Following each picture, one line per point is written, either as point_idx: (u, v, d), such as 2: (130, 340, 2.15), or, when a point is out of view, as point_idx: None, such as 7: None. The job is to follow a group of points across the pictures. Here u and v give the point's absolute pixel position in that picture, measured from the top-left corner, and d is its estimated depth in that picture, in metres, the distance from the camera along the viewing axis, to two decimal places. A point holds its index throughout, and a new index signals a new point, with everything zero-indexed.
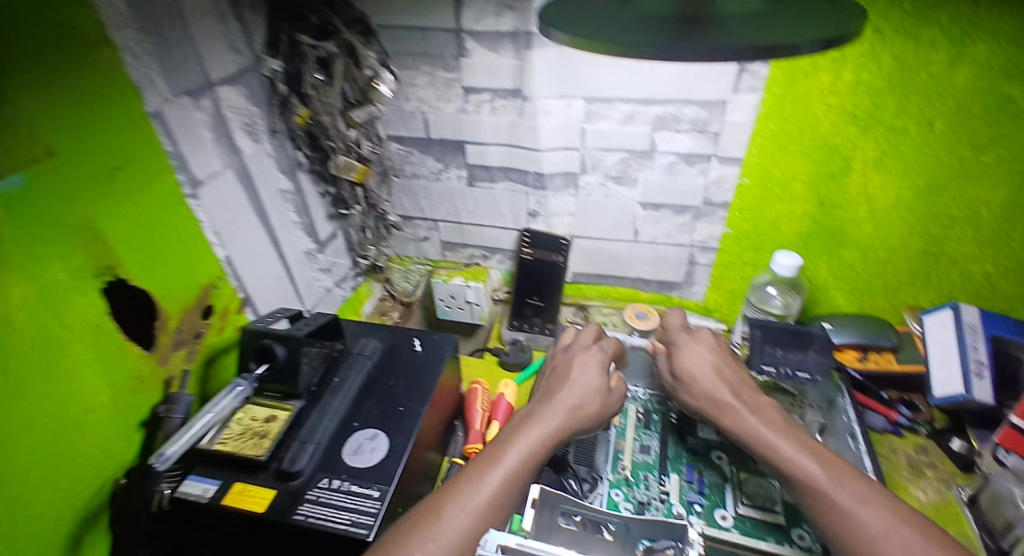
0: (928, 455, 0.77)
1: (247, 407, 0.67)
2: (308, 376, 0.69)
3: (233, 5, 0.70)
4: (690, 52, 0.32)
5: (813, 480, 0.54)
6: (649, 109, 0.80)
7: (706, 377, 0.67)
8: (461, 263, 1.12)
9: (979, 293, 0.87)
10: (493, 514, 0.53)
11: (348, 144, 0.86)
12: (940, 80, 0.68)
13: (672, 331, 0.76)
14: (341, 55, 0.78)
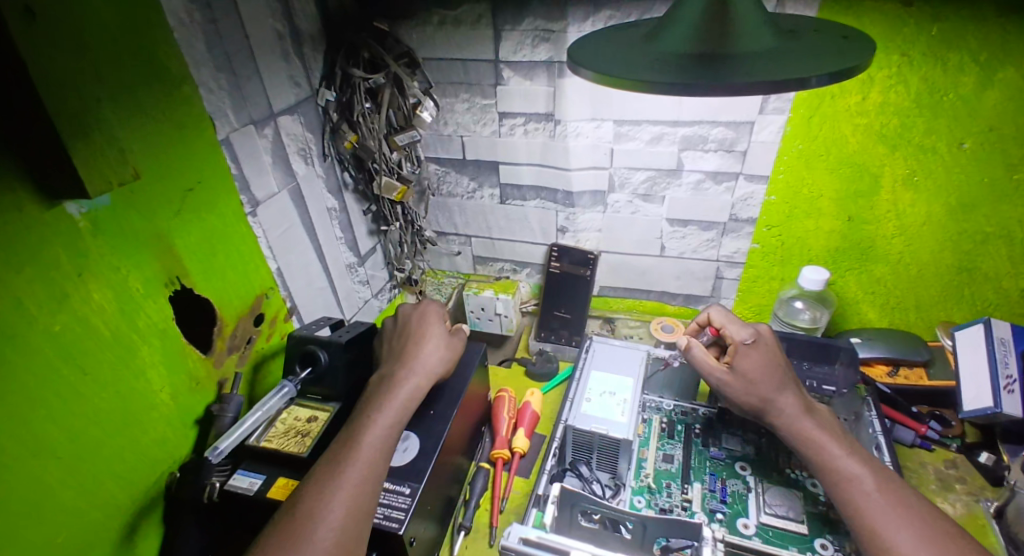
0: (957, 469, 0.77)
1: (291, 408, 0.73)
2: (346, 380, 0.75)
3: (296, 44, 0.77)
4: (704, 89, 0.37)
5: (862, 484, 0.55)
6: (677, 130, 0.83)
7: (770, 377, 0.66)
8: (492, 276, 1.16)
9: (1014, 309, 0.86)
10: (366, 490, 0.55)
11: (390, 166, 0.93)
12: (970, 101, 0.70)
13: (731, 326, 0.73)
14: (388, 85, 0.86)
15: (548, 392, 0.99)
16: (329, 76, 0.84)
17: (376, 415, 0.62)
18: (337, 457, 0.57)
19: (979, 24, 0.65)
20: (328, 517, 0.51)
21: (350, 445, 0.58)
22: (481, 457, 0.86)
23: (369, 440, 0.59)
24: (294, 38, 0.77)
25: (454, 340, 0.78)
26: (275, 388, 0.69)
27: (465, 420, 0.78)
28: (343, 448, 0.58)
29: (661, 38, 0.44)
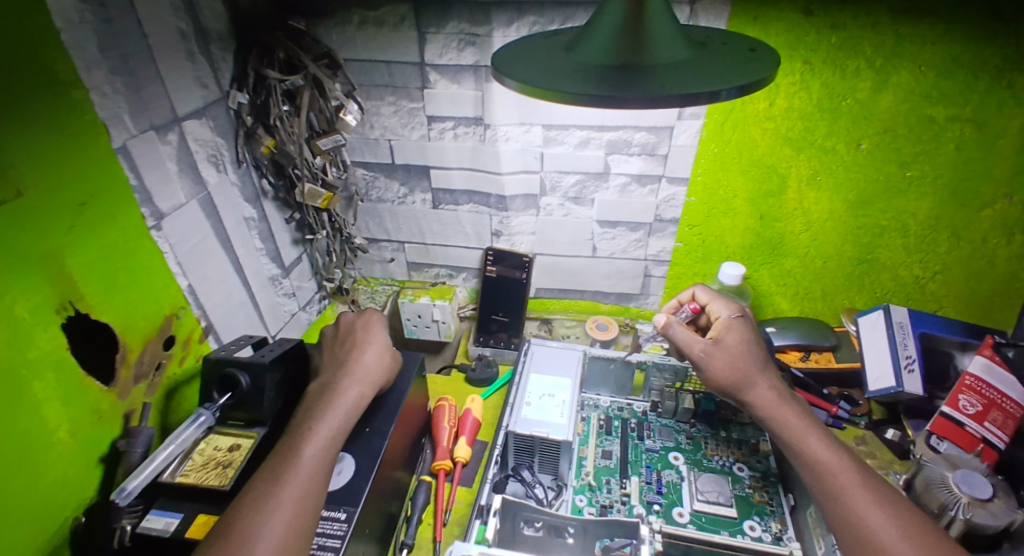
0: (867, 445, 0.84)
1: (210, 437, 0.68)
2: (272, 402, 0.69)
3: (202, 42, 0.71)
4: (620, 101, 0.38)
5: (838, 468, 0.57)
6: (602, 135, 0.86)
7: (751, 352, 0.68)
8: (427, 282, 1.14)
9: (910, 295, 0.95)
10: (310, 504, 0.52)
11: (314, 171, 0.88)
12: (867, 104, 0.76)
13: (718, 304, 0.76)
14: (308, 87, 0.81)
15: (489, 397, 0.98)
16: (240, 78, 0.78)
17: (317, 425, 0.59)
18: (276, 469, 0.53)
19: (872, 34, 0.71)
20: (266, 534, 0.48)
21: (288, 457, 0.55)
22: (422, 470, 0.84)
23: (309, 451, 0.56)
24: (199, 36, 0.71)
25: (396, 350, 0.76)
26: (188, 418, 0.64)
27: (404, 433, 0.76)
28: (281, 461, 0.54)
29: (581, 48, 0.45)
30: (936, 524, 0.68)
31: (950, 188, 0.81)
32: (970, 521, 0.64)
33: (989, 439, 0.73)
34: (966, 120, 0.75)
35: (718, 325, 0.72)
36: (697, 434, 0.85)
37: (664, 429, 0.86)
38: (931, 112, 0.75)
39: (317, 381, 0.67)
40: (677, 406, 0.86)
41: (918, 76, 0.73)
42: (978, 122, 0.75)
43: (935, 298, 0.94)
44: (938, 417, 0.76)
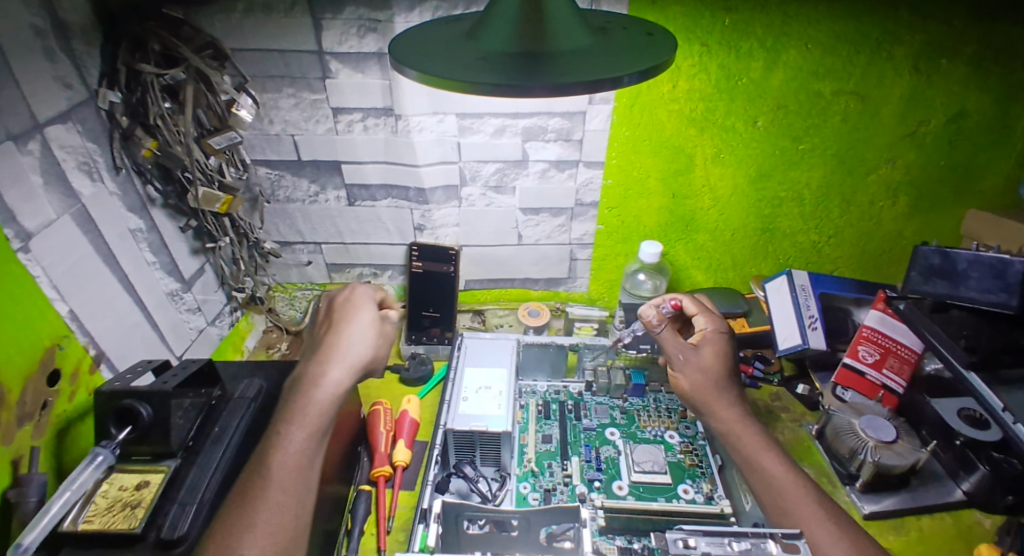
0: (780, 400, 0.93)
1: (113, 477, 0.59)
2: (182, 431, 0.62)
3: (63, 39, 0.62)
4: (523, 90, 0.37)
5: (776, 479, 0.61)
6: (518, 122, 0.85)
7: (722, 369, 0.73)
8: (351, 283, 1.08)
9: (807, 259, 1.04)
10: (284, 518, 0.51)
11: (207, 173, 0.79)
12: (760, 83, 0.81)
13: (704, 313, 0.79)
14: (191, 81, 0.73)
15: (425, 396, 0.96)
16: (110, 75, 0.68)
17: (287, 432, 0.57)
18: (245, 485, 0.53)
19: (760, 16, 0.75)
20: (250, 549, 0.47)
21: (260, 469, 0.54)
22: (360, 480, 0.80)
23: (280, 461, 0.54)
24: (59, 32, 0.61)
25: (386, 324, 0.71)
26: (86, 458, 0.58)
27: (337, 445, 0.72)
28: (252, 476, 0.53)
29: (482, 35, 0.44)
30: (846, 466, 0.78)
31: (838, 157, 0.90)
32: (877, 462, 0.73)
33: (887, 385, 0.83)
34: (848, 94, 0.83)
35: (699, 337, 0.76)
36: (630, 407, 0.88)
37: (599, 407, 0.88)
38: (814, 88, 0.82)
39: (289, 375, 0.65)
40: (610, 382, 0.89)
41: (803, 55, 0.79)
42: (859, 94, 0.83)
43: (827, 260, 1.04)
44: (841, 369, 0.86)
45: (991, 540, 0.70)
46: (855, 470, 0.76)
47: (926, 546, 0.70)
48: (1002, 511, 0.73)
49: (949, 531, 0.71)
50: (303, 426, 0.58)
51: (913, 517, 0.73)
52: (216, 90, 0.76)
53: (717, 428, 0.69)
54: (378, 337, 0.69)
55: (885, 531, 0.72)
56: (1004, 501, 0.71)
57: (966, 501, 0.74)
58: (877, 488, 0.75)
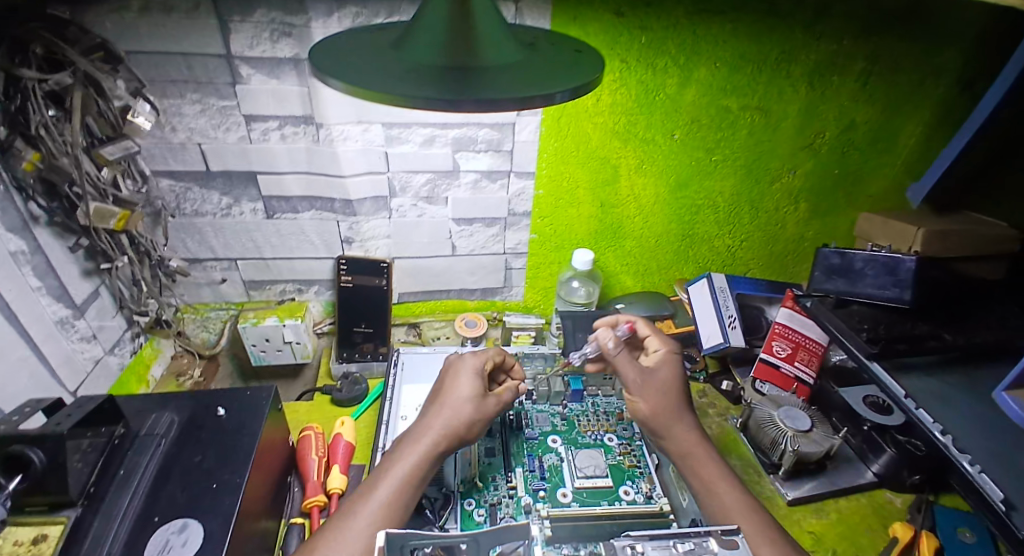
0: (707, 396, 0.99)
1: (6, 533, 0.52)
2: (79, 476, 0.55)
3: None
4: (453, 104, 0.36)
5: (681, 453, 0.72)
6: (447, 132, 0.84)
7: (678, 392, 0.77)
8: (273, 301, 1.01)
9: (724, 262, 1.12)
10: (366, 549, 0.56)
11: (99, 186, 0.71)
12: (675, 98, 0.86)
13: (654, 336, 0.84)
14: (80, 86, 0.64)
15: (359, 417, 0.91)
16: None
17: (389, 468, 0.63)
18: (348, 509, 0.60)
19: (672, 35, 0.80)
20: None
21: (360, 497, 0.61)
22: (292, 512, 0.75)
23: (372, 499, 0.60)
24: None
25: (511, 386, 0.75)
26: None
27: (264, 478, 0.66)
28: (354, 502, 0.61)
29: (408, 47, 0.42)
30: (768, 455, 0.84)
31: (746, 167, 0.97)
32: (796, 451, 0.79)
33: (799, 376, 0.91)
34: (753, 108, 0.90)
35: (651, 356, 0.82)
36: (569, 413, 0.90)
37: (540, 416, 0.89)
38: (723, 103, 0.88)
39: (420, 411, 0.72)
40: (549, 390, 0.91)
41: (713, 72, 0.84)
42: (763, 109, 0.90)
43: (741, 262, 1.12)
44: (759, 363, 0.94)
45: (902, 517, 0.79)
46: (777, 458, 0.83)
47: (844, 525, 0.77)
48: (909, 488, 0.82)
49: (864, 510, 0.79)
50: (403, 464, 0.64)
51: (832, 499, 0.81)
52: (108, 96, 0.68)
53: (673, 449, 0.72)
54: (485, 405, 0.71)
55: (809, 515, 0.78)
56: (910, 479, 0.80)
57: (877, 482, 0.82)
58: (797, 474, 0.83)
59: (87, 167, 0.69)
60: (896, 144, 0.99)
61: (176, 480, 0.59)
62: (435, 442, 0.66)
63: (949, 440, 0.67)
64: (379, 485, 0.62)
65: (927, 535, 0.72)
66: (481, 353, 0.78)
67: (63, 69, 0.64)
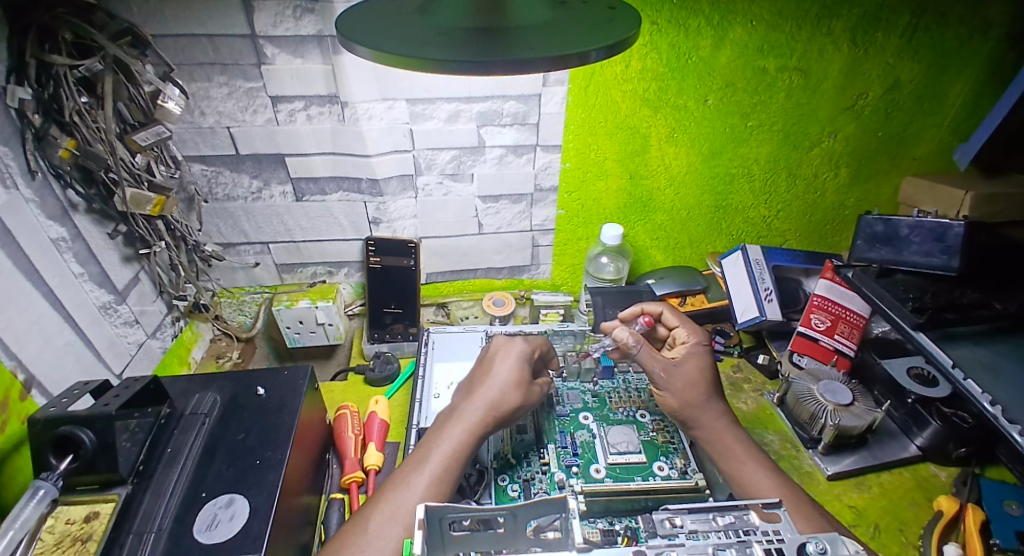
0: (742, 371, 0.96)
1: (59, 511, 0.54)
2: (129, 455, 0.57)
3: None
4: (482, 67, 0.35)
5: (712, 438, 0.71)
6: (471, 107, 0.82)
7: (707, 382, 0.76)
8: (305, 283, 1.03)
9: (759, 234, 1.08)
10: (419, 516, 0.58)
11: (134, 173, 0.72)
12: (708, 61, 0.82)
13: (686, 326, 0.83)
14: (110, 72, 0.66)
15: (392, 396, 0.93)
16: (18, 68, 0.60)
17: (440, 441, 0.65)
18: (400, 480, 0.62)
19: None
20: (391, 539, 0.55)
21: (412, 469, 0.63)
22: (331, 488, 0.77)
23: (425, 472, 0.62)
24: None
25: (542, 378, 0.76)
26: (26, 492, 0.52)
27: (303, 454, 0.68)
28: (407, 473, 0.63)
29: (434, 12, 0.41)
30: (808, 431, 0.82)
31: (783, 132, 0.92)
32: (838, 425, 0.77)
33: (838, 348, 0.88)
34: (792, 69, 0.85)
35: (681, 347, 0.80)
36: (600, 390, 0.90)
37: (571, 393, 0.89)
38: (760, 64, 0.83)
39: (461, 390, 0.74)
40: (579, 367, 0.91)
41: (749, 31, 0.80)
42: (803, 70, 0.85)
43: (778, 233, 1.08)
44: (796, 337, 0.91)
45: (946, 491, 0.76)
46: (818, 433, 0.80)
47: (887, 499, 0.75)
48: (955, 462, 0.79)
49: (907, 484, 0.77)
50: (451, 438, 0.65)
51: (874, 474, 0.78)
52: (138, 81, 0.69)
53: (705, 436, 0.72)
54: (518, 390, 0.72)
55: (851, 490, 0.76)
56: (957, 452, 0.77)
57: (921, 456, 0.79)
58: (837, 449, 0.80)
59: (121, 154, 0.70)
60: (947, 102, 0.92)
61: (222, 458, 0.61)
62: (481, 419, 0.68)
63: (998, 411, 0.64)
64: (430, 459, 0.63)
65: (973, 507, 0.69)
66: (504, 341, 0.78)
67: (93, 55, 0.65)
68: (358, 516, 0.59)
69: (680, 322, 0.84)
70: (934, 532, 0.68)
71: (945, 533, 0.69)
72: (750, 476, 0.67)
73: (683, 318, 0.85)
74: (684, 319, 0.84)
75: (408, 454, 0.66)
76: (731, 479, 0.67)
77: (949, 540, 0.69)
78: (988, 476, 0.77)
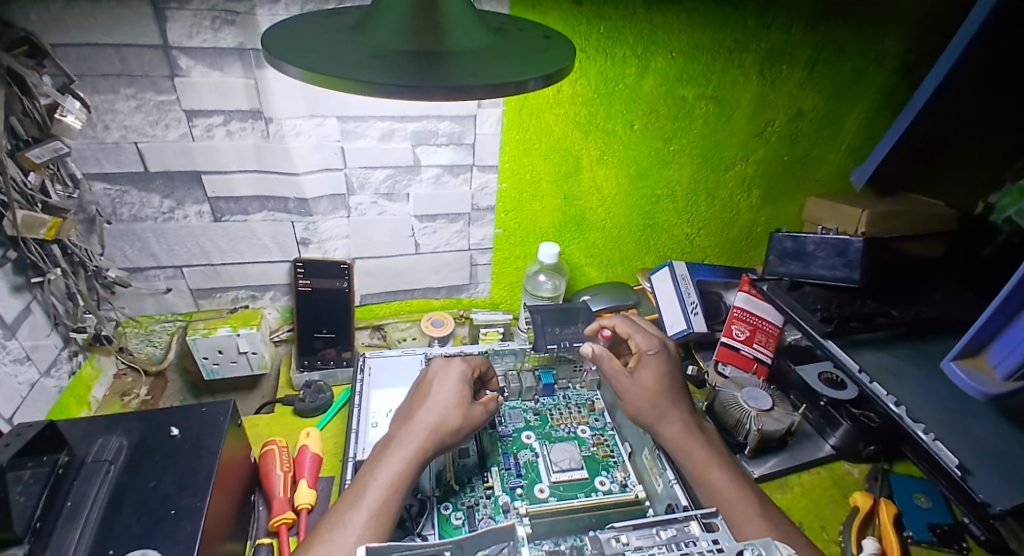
0: None
1: None
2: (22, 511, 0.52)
3: None
4: (419, 91, 0.35)
5: (676, 445, 0.73)
6: (406, 126, 0.81)
7: (664, 388, 0.78)
8: (225, 310, 0.94)
9: (684, 251, 1.14)
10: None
11: (27, 194, 0.66)
12: (634, 88, 0.86)
13: (641, 334, 0.85)
14: (2, 85, 0.59)
15: (325, 427, 0.87)
16: None
17: (378, 472, 0.62)
18: (335, 519, 0.58)
19: (629, 26, 0.80)
20: None
21: (348, 506, 0.59)
22: (259, 532, 0.71)
23: (363, 508, 0.59)
24: None
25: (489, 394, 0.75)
26: None
27: (226, 498, 0.62)
28: (342, 510, 0.59)
29: (370, 31, 0.40)
30: (736, 436, 0.86)
31: (702, 156, 0.99)
32: (760, 430, 0.83)
33: (758, 357, 0.95)
34: (709, 98, 0.92)
35: (637, 356, 0.82)
36: (541, 408, 0.90)
37: (513, 412, 0.89)
38: (680, 92, 0.89)
39: (397, 417, 0.71)
40: (521, 385, 0.91)
41: (670, 62, 0.85)
42: (717, 99, 0.92)
43: (701, 249, 1.15)
44: (721, 347, 0.96)
45: (860, 486, 0.84)
46: (744, 438, 0.85)
47: (808, 498, 0.82)
48: (866, 459, 0.87)
49: (825, 483, 0.84)
50: (389, 468, 0.63)
51: (796, 475, 0.85)
52: (33, 94, 0.63)
53: (669, 445, 0.74)
54: (465, 409, 0.70)
55: (775, 491, 0.82)
56: (867, 450, 0.85)
57: (836, 455, 0.87)
58: (761, 452, 0.86)
59: (11, 171, 0.63)
60: (842, 129, 1.04)
61: (130, 510, 0.55)
62: (422, 446, 0.65)
63: (903, 411, 0.73)
64: (366, 494, 0.60)
65: (886, 501, 0.78)
66: (442, 364, 0.77)
67: None
68: None
69: (636, 330, 0.86)
70: (853, 528, 0.75)
71: (863, 527, 0.77)
72: (715, 478, 0.69)
73: (640, 326, 0.87)
74: (640, 327, 0.87)
75: (344, 490, 0.63)
76: (694, 483, 0.70)
77: (868, 533, 0.76)
78: (898, 470, 0.86)
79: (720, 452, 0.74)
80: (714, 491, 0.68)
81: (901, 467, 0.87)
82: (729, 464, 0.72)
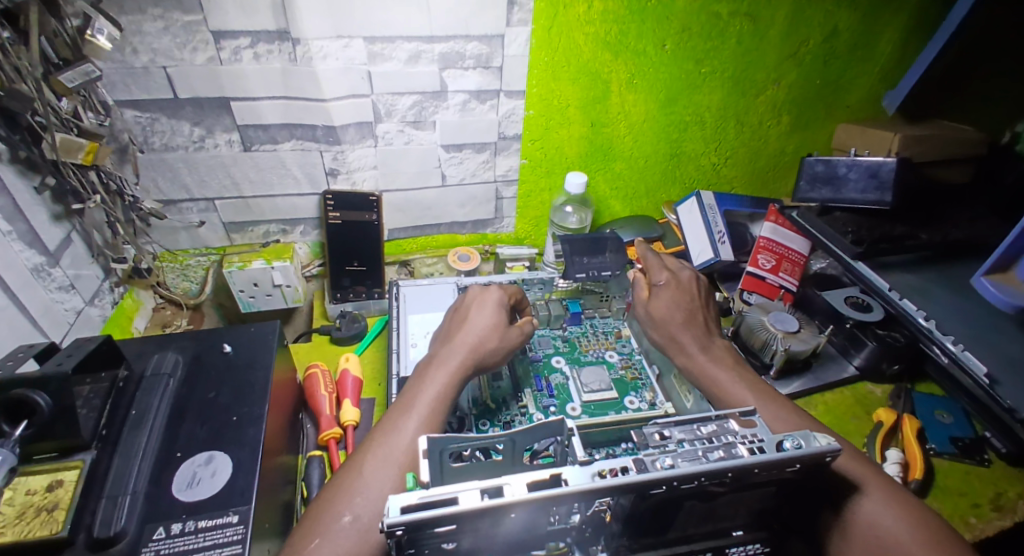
0: None
1: (18, 483, 0.51)
2: (89, 420, 0.55)
3: None
4: None
5: (698, 365, 0.76)
6: (433, 47, 0.79)
7: (675, 314, 0.82)
8: (257, 244, 0.96)
9: (709, 181, 1.13)
10: (412, 460, 0.58)
11: (62, 119, 0.66)
12: (666, 4, 0.83)
13: (654, 268, 0.89)
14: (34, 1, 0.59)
15: (363, 354, 0.92)
16: None
17: (426, 385, 0.65)
18: (390, 423, 0.61)
19: None
20: (386, 479, 0.55)
21: (400, 414, 0.62)
22: (309, 446, 0.76)
23: (415, 415, 0.62)
24: None
25: (523, 322, 0.77)
26: None
27: (279, 413, 0.66)
28: (395, 417, 0.62)
29: None
30: (761, 359, 0.88)
31: (733, 79, 0.96)
32: (787, 350, 0.84)
33: (784, 285, 0.96)
34: (742, 15, 0.88)
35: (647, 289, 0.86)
36: (570, 335, 0.93)
37: (543, 339, 0.91)
38: (715, 8, 0.85)
39: (435, 341, 0.74)
40: (549, 313, 0.92)
41: None
42: (751, 15, 0.88)
43: (727, 180, 1.13)
44: (746, 277, 0.97)
45: (883, 403, 0.87)
46: (769, 360, 0.87)
47: (832, 414, 0.86)
48: (890, 379, 0.90)
49: (849, 401, 0.88)
50: (435, 383, 0.65)
51: (819, 394, 0.89)
52: (62, 13, 0.62)
53: (692, 366, 0.76)
54: (500, 335, 0.73)
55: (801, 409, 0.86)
56: (890, 370, 0.88)
57: (859, 375, 0.90)
58: (786, 374, 0.89)
59: (48, 98, 0.64)
60: (877, 49, 1.00)
61: (193, 417, 0.59)
62: (462, 364, 0.68)
63: (932, 325, 0.75)
64: (415, 405, 0.63)
65: (910, 417, 0.81)
66: (479, 291, 0.79)
67: None
68: (351, 464, 0.58)
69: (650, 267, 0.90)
70: (878, 441, 0.79)
71: (887, 440, 0.81)
72: (736, 392, 0.71)
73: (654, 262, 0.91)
74: (656, 261, 0.90)
75: (390, 404, 0.65)
76: (716, 397, 0.72)
77: (891, 446, 0.80)
78: (920, 390, 0.89)
79: (744, 373, 0.75)
80: (735, 403, 0.70)
81: (924, 387, 0.90)
82: (751, 381, 0.74)
